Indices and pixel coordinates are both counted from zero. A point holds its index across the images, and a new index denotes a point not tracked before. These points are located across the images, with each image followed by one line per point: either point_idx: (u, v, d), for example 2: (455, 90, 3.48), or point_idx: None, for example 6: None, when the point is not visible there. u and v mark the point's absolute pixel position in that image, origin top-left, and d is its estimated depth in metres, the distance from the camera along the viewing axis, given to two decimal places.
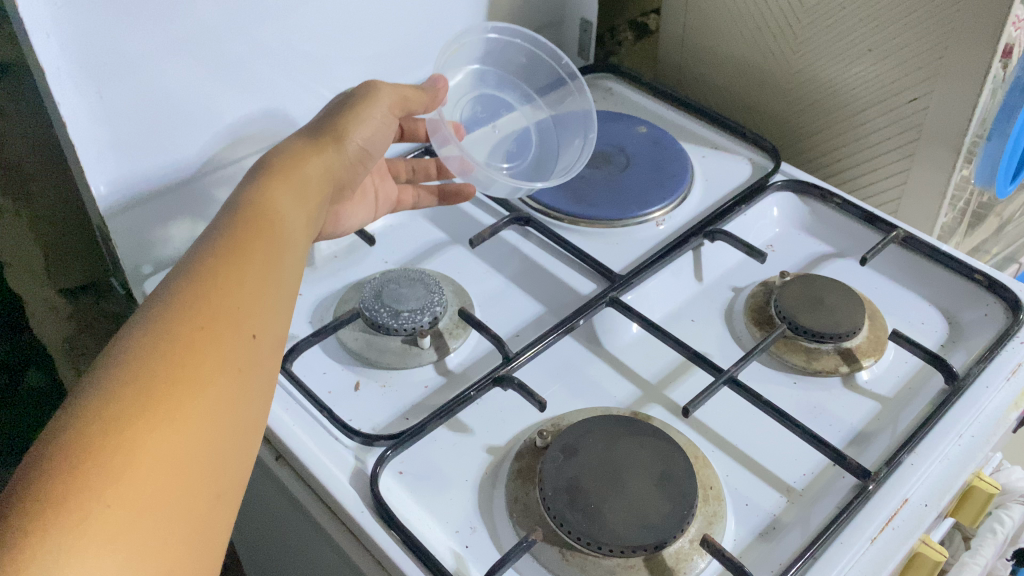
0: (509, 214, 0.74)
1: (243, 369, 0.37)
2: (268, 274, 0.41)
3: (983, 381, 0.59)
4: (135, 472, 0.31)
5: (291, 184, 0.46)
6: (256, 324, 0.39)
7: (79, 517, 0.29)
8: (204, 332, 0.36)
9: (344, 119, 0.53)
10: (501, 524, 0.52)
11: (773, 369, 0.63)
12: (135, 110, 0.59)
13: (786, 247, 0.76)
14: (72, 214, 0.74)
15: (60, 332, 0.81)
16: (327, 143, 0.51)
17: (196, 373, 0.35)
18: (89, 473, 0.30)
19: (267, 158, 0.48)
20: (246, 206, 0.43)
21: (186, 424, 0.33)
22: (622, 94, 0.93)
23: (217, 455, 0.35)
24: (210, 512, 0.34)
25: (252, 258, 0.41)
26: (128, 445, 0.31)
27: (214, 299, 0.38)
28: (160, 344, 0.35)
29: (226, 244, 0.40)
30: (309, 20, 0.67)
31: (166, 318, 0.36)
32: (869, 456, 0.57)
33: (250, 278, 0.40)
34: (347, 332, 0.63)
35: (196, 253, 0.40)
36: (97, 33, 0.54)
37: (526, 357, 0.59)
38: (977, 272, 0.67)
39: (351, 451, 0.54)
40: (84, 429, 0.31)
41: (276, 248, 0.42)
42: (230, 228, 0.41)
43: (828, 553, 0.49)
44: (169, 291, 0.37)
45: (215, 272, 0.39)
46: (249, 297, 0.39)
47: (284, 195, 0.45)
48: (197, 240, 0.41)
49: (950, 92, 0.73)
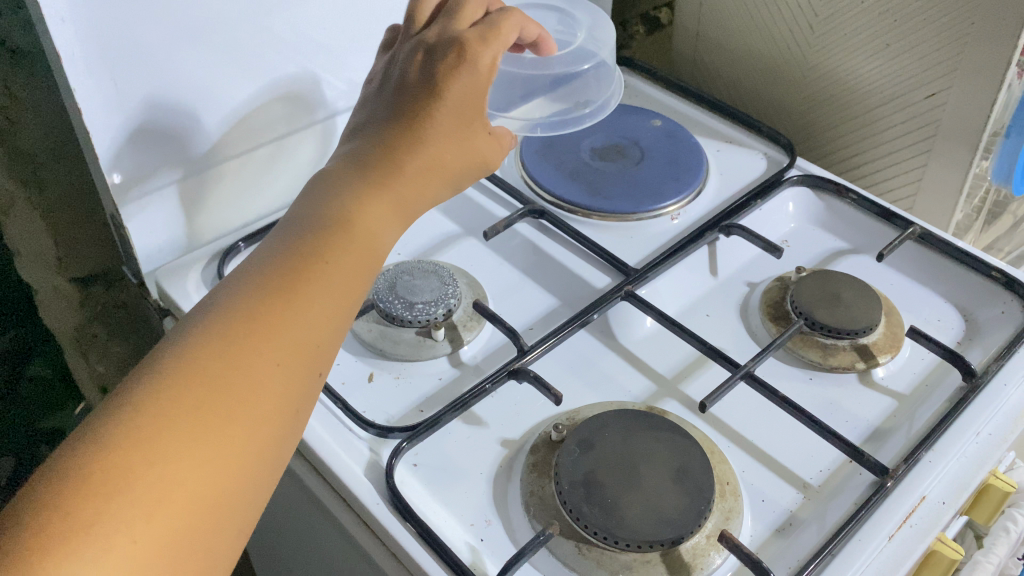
0: (523, 206, 0.74)
1: (299, 406, 0.37)
2: (348, 307, 0.40)
3: (1001, 379, 0.58)
4: (170, 506, 0.31)
5: (392, 198, 0.44)
6: (322, 360, 0.38)
7: (104, 547, 0.29)
8: (274, 366, 0.36)
9: (464, 131, 0.47)
10: (516, 517, 0.52)
11: (790, 365, 0.63)
12: (152, 99, 0.59)
13: (800, 242, 0.75)
14: (87, 202, 0.74)
15: (69, 320, 0.81)
16: (441, 148, 0.46)
17: (251, 408, 0.35)
18: (129, 505, 0.30)
19: (361, 148, 0.45)
20: (345, 212, 0.41)
21: (230, 461, 0.34)
22: (635, 87, 0.93)
23: (251, 490, 0.35)
24: (230, 547, 0.34)
25: (344, 288, 0.40)
26: (169, 480, 0.31)
27: (290, 328, 0.37)
28: (223, 372, 0.35)
29: (313, 261, 0.39)
30: (324, 10, 0.67)
31: (230, 341, 0.36)
32: (886, 452, 0.56)
33: (330, 314, 0.39)
34: (361, 323, 0.63)
35: (280, 263, 0.39)
36: (113, 21, 0.53)
37: (541, 350, 0.59)
38: (994, 270, 0.66)
39: (365, 442, 0.54)
40: (130, 454, 0.31)
41: (364, 275, 0.41)
42: (318, 241, 0.40)
43: (846, 551, 0.48)
44: (242, 305, 0.37)
45: (293, 292, 0.38)
46: (324, 332, 0.38)
47: (381, 208, 0.43)
48: (286, 238, 0.40)
49: (972, 87, 0.72)
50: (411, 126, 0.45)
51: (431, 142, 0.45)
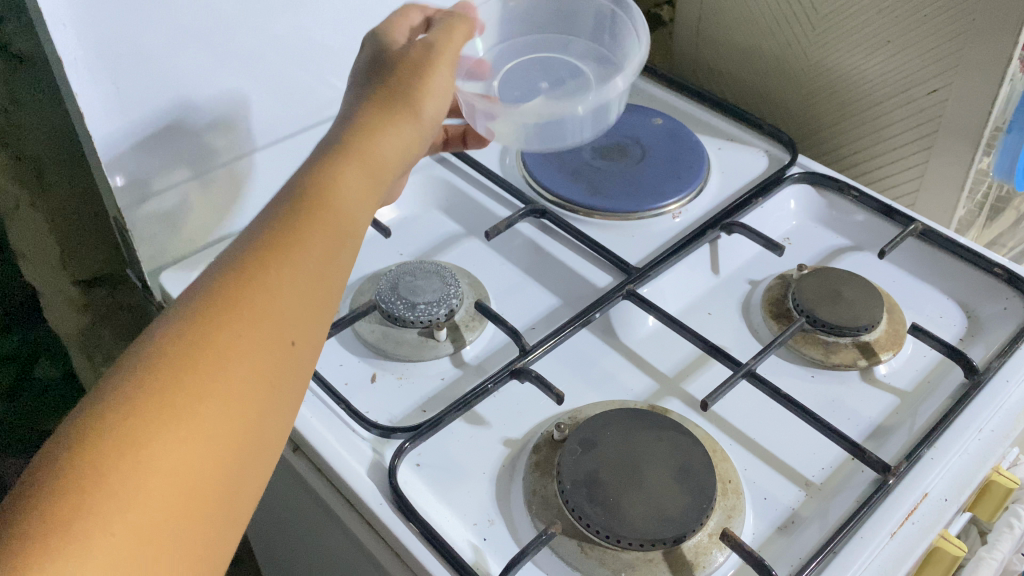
0: (525, 206, 0.74)
1: (275, 379, 0.36)
2: (322, 271, 0.39)
3: (1004, 375, 0.58)
4: (144, 496, 0.30)
5: (362, 167, 0.43)
6: (296, 330, 0.38)
7: (79, 544, 0.29)
8: (241, 340, 0.35)
9: (414, 76, 0.47)
10: (519, 517, 0.52)
11: (791, 363, 0.63)
12: (154, 101, 0.59)
13: (802, 239, 0.75)
14: (88, 206, 0.73)
15: (75, 324, 0.81)
16: (398, 107, 0.46)
17: (222, 384, 0.34)
18: (101, 500, 0.29)
19: (331, 134, 0.45)
20: (313, 184, 0.41)
21: (204, 441, 0.33)
22: (637, 85, 0.93)
23: (232, 475, 0.34)
24: (217, 531, 0.33)
25: (314, 251, 0.39)
26: (141, 469, 0.30)
27: (255, 301, 0.36)
28: (188, 350, 0.34)
29: (277, 234, 0.38)
30: (325, 12, 0.67)
31: (196, 322, 0.35)
32: (888, 450, 0.56)
33: (297, 280, 0.38)
34: (364, 324, 0.63)
35: (243, 241, 0.38)
36: (115, 25, 0.54)
37: (542, 350, 0.59)
38: (997, 266, 0.66)
39: (368, 443, 0.54)
40: (98, 446, 0.30)
41: (336, 238, 0.40)
42: (286, 213, 0.39)
43: (848, 548, 0.49)
44: (203, 287, 0.36)
45: (259, 265, 0.37)
46: (292, 299, 0.37)
47: (351, 175, 0.42)
48: (253, 219, 0.40)
49: (974, 84, 0.72)
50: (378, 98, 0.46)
51: (382, 99, 0.46)
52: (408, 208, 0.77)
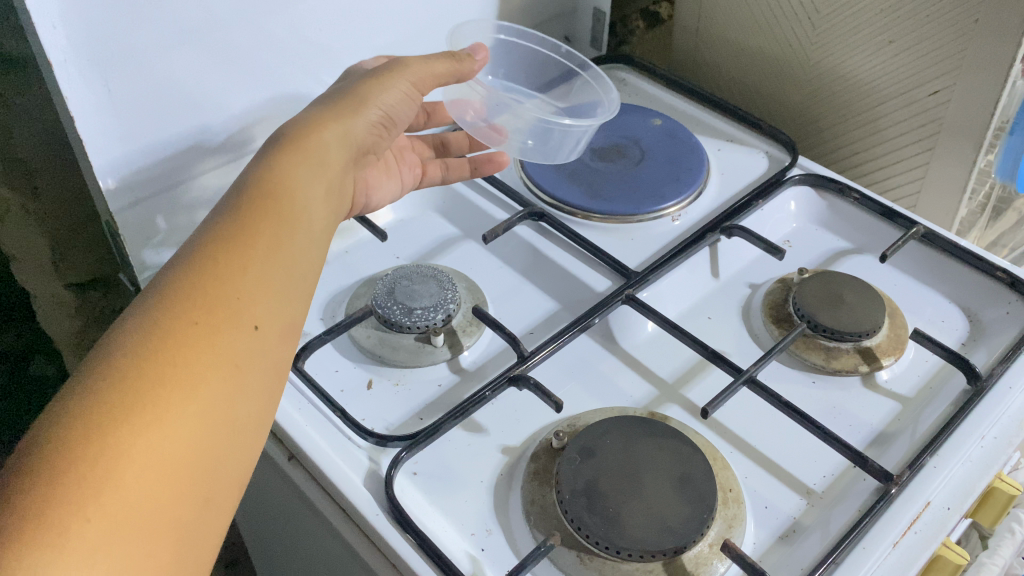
0: (522, 209, 0.73)
1: (240, 363, 0.37)
2: (274, 258, 0.40)
3: (1006, 381, 0.58)
4: (120, 481, 0.30)
5: (308, 159, 0.45)
6: (257, 315, 0.38)
7: (59, 532, 0.29)
8: (204, 328, 0.36)
9: (369, 86, 0.51)
10: (518, 527, 0.51)
11: (791, 369, 0.62)
12: (145, 101, 0.58)
13: (803, 242, 0.75)
14: (79, 207, 0.73)
15: (67, 327, 0.80)
16: (347, 109, 0.49)
17: (190, 370, 0.34)
18: (78, 487, 0.30)
19: (286, 131, 0.47)
20: (262, 180, 0.42)
21: (176, 426, 0.33)
22: (636, 85, 0.92)
23: (208, 459, 0.34)
24: (198, 514, 0.34)
25: (267, 243, 0.40)
26: (114, 455, 0.31)
27: (214, 291, 0.37)
28: (152, 340, 0.34)
29: (232, 228, 0.40)
30: (319, 11, 0.66)
31: (159, 313, 0.35)
32: (890, 457, 0.56)
33: (252, 268, 0.39)
34: (359, 331, 0.62)
35: (198, 238, 0.39)
36: (104, 25, 0.52)
37: (541, 356, 0.58)
38: (999, 269, 0.66)
39: (364, 451, 0.53)
40: (70, 436, 0.30)
41: (287, 229, 0.42)
42: (238, 209, 0.41)
43: (851, 559, 0.48)
44: (162, 282, 0.37)
45: (216, 258, 0.38)
46: (250, 288, 0.38)
47: (300, 168, 0.44)
48: (205, 220, 0.41)
49: (976, 84, 0.71)
50: (339, 103, 0.49)
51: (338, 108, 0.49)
52: (406, 211, 0.76)
